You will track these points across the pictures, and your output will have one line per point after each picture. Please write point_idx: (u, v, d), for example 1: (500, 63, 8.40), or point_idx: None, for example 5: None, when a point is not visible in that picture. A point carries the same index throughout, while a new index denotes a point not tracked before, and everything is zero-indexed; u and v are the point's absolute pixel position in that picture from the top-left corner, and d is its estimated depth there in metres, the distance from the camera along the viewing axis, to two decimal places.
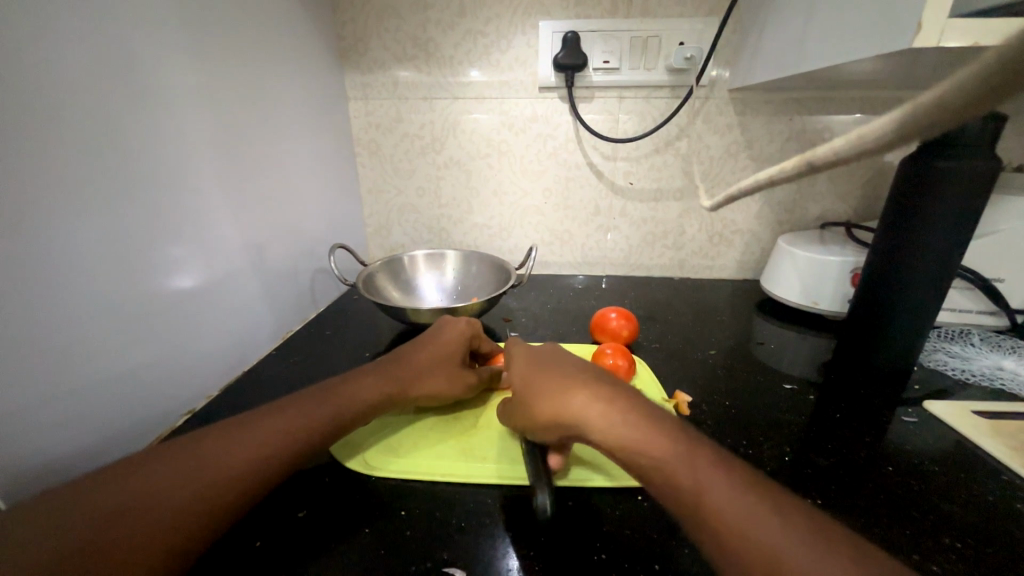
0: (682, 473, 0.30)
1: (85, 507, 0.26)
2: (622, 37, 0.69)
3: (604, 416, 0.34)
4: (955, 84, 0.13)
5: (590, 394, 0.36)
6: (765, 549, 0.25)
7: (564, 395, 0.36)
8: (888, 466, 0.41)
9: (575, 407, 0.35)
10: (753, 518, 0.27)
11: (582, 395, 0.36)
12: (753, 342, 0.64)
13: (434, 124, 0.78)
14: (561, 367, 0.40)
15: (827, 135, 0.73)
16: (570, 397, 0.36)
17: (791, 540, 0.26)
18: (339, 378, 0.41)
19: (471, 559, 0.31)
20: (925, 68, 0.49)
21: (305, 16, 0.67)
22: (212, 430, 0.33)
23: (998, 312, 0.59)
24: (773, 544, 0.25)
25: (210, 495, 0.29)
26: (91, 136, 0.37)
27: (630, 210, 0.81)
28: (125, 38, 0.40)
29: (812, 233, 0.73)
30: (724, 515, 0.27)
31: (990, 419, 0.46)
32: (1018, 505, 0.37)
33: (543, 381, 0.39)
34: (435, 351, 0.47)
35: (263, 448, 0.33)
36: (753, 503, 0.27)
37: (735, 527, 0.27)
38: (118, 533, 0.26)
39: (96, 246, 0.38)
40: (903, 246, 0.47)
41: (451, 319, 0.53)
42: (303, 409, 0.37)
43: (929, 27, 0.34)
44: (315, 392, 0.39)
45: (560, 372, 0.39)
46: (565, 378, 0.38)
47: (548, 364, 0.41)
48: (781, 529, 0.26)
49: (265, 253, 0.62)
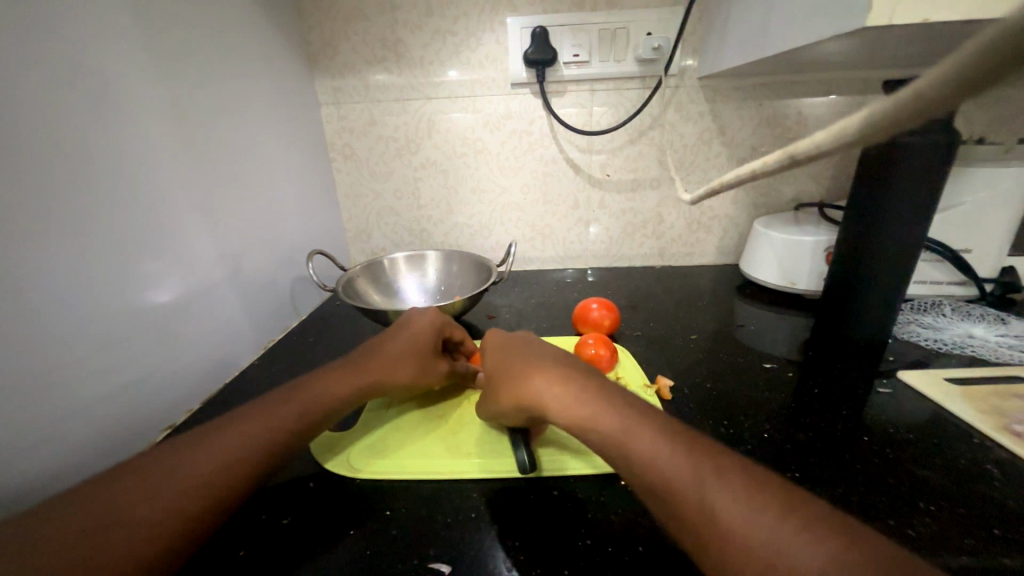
0: (633, 444, 0.31)
1: (48, 528, 0.26)
2: (591, 30, 0.69)
3: (558, 397, 0.36)
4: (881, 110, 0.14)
5: (544, 372, 0.38)
6: (703, 510, 0.27)
7: (528, 380, 0.38)
8: (865, 436, 0.42)
9: (531, 391, 0.37)
10: (694, 484, 0.28)
11: (544, 381, 0.37)
12: (733, 325, 0.64)
13: (409, 126, 0.78)
14: (524, 354, 0.41)
15: (797, 118, 0.74)
16: (527, 382, 0.38)
17: (729, 501, 0.26)
18: (309, 378, 0.41)
19: (458, 554, 0.31)
20: (887, 46, 0.50)
21: (272, 22, 0.66)
22: (185, 440, 0.33)
23: (967, 282, 0.60)
24: (744, 523, 0.25)
25: (184, 507, 0.29)
26: (58, 152, 0.37)
27: (609, 202, 0.82)
28: (86, 51, 0.39)
29: (788, 215, 0.74)
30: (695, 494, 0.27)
31: (961, 385, 0.47)
32: (988, 466, 0.38)
33: (506, 370, 0.40)
34: (406, 341, 0.46)
35: (231, 457, 0.32)
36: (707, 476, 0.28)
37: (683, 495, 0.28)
38: (77, 555, 0.25)
39: (65, 261, 0.37)
40: (869, 225, 0.48)
41: (423, 312, 0.53)
42: (270, 411, 0.36)
43: (881, 6, 0.35)
44: (284, 394, 0.38)
45: (524, 357, 0.41)
46: (528, 365, 0.39)
47: (512, 354, 0.42)
48: (721, 489, 0.27)
49: (243, 264, 0.61)
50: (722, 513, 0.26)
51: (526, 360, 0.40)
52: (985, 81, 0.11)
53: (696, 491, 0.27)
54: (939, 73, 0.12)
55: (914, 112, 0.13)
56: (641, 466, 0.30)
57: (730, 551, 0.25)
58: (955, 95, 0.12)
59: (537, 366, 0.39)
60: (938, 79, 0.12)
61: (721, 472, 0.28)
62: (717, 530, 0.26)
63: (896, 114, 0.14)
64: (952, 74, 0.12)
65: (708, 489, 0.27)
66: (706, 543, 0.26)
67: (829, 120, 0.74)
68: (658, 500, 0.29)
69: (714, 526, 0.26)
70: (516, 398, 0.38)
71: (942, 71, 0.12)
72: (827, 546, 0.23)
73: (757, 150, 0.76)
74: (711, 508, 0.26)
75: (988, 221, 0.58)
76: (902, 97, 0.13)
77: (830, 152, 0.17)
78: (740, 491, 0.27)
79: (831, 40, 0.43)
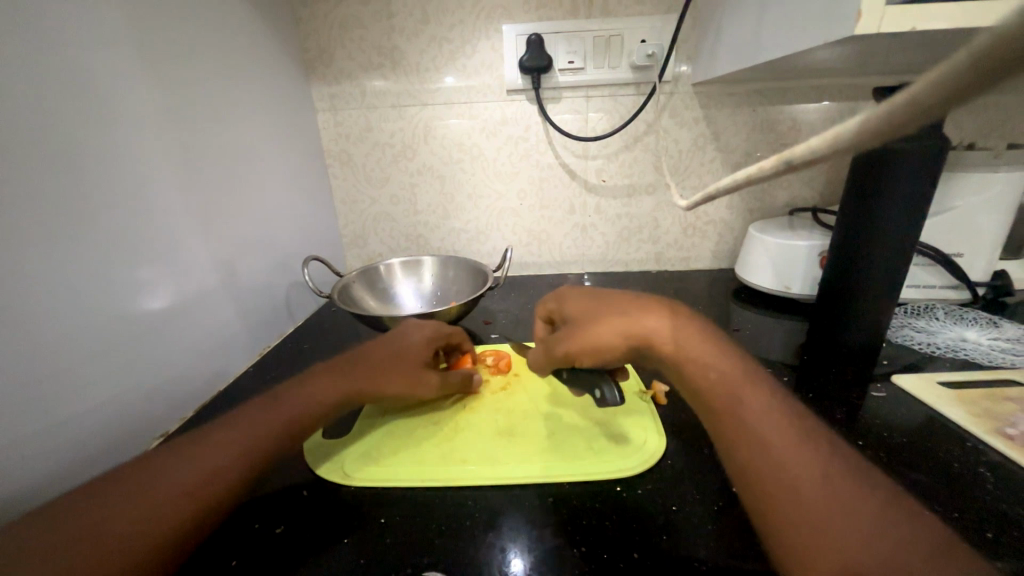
0: (746, 394, 0.34)
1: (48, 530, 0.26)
2: (585, 37, 0.70)
3: (673, 333, 0.38)
4: (874, 118, 0.13)
5: (648, 311, 0.40)
6: (798, 472, 0.29)
7: (637, 317, 0.40)
8: (859, 441, 0.42)
9: (647, 325, 0.39)
10: (796, 449, 0.31)
11: (653, 317, 0.40)
12: (729, 330, 0.65)
13: (405, 132, 0.78)
14: (614, 297, 0.45)
15: (791, 124, 0.75)
16: (644, 318, 0.40)
17: (827, 479, 0.29)
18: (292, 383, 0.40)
19: (451, 562, 0.31)
20: (878, 53, 0.51)
21: (268, 29, 0.67)
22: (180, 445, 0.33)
23: (961, 286, 0.61)
24: (824, 485, 0.29)
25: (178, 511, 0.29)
26: (53, 160, 0.37)
27: (604, 207, 0.82)
28: (84, 62, 0.40)
29: (782, 220, 0.74)
30: (780, 446, 0.31)
31: (954, 388, 0.48)
32: (981, 469, 0.38)
33: (609, 307, 0.42)
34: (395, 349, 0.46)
35: (214, 464, 0.32)
36: (806, 444, 0.31)
37: (773, 442, 0.31)
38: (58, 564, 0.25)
39: (58, 270, 0.37)
40: (861, 232, 0.49)
41: (414, 321, 0.52)
42: (253, 417, 0.36)
43: (868, 15, 0.36)
44: (276, 399, 0.38)
45: (619, 299, 0.43)
46: (632, 304, 0.42)
47: (602, 296, 0.45)
48: (814, 458, 0.30)
49: (238, 270, 0.60)
50: (812, 472, 0.29)
51: (631, 302, 0.42)
52: (972, 91, 0.10)
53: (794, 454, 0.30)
54: (932, 77, 0.11)
55: (911, 117, 0.12)
56: (744, 417, 0.33)
57: (800, 492, 0.29)
58: (948, 105, 0.11)
59: (639, 306, 0.41)
60: (925, 89, 0.11)
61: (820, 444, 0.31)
62: (801, 486, 0.29)
63: (893, 119, 0.13)
64: (940, 84, 0.11)
65: (795, 449, 0.31)
66: (781, 498, 0.29)
67: (822, 126, 0.75)
68: (748, 435, 0.32)
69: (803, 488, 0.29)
70: (626, 327, 0.39)
71: (933, 77, 0.11)
72: (905, 535, 0.26)
73: (750, 156, 0.77)
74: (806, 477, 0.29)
75: (980, 226, 0.58)
76: (892, 105, 0.12)
77: (827, 157, 0.16)
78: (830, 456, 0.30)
79: (822, 48, 0.44)
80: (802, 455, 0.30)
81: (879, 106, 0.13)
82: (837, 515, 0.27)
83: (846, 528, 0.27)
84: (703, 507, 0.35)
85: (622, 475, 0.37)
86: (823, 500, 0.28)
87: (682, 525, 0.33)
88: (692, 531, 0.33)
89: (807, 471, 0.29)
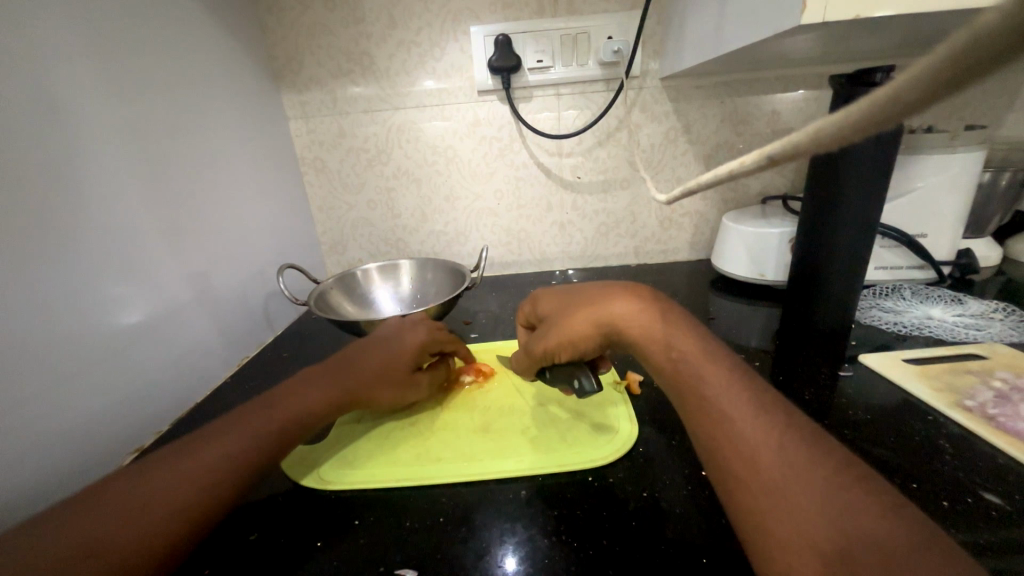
0: (706, 374, 0.35)
1: (40, 543, 0.26)
2: (553, 36, 0.71)
3: (641, 316, 0.40)
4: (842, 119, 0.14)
5: (617, 297, 0.41)
6: (762, 450, 0.29)
7: (607, 301, 0.41)
8: (827, 420, 0.43)
9: (616, 310, 0.40)
10: (758, 425, 0.31)
11: (622, 302, 0.41)
12: (705, 318, 0.65)
13: (378, 137, 0.78)
14: (588, 288, 0.45)
15: (759, 115, 0.76)
16: (613, 303, 0.41)
17: (780, 451, 0.29)
18: (290, 389, 0.41)
19: (423, 559, 0.32)
20: (835, 41, 0.52)
21: (234, 38, 0.66)
22: (161, 458, 0.33)
23: (926, 266, 0.62)
24: (778, 457, 0.29)
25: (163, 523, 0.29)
26: (19, 178, 0.37)
27: (581, 203, 0.83)
28: (47, 78, 0.40)
29: (754, 209, 0.75)
30: (738, 424, 0.31)
31: (918, 364, 0.49)
32: (942, 440, 0.39)
33: (581, 297, 0.43)
34: (387, 357, 0.45)
35: (194, 478, 0.32)
36: (763, 417, 0.31)
37: (730, 420, 0.31)
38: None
39: (26, 287, 0.37)
40: (821, 227, 0.51)
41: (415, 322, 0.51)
42: (238, 428, 0.36)
43: (813, 6, 0.37)
44: (266, 405, 0.38)
45: (591, 291, 0.44)
46: (602, 293, 0.43)
47: (576, 290, 0.46)
48: (771, 431, 0.30)
49: (213, 282, 0.60)
50: (767, 445, 0.29)
51: (600, 288, 0.43)
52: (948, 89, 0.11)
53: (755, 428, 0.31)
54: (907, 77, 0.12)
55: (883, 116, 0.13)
56: (705, 398, 0.33)
57: (756, 467, 0.29)
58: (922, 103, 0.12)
59: (609, 293, 0.42)
60: (904, 88, 0.12)
61: (778, 416, 0.31)
62: (755, 461, 0.29)
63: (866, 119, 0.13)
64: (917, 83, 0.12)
65: (752, 425, 0.31)
66: (738, 473, 0.29)
67: (789, 115, 0.76)
68: (708, 415, 0.32)
69: (766, 464, 0.29)
70: (596, 315, 0.40)
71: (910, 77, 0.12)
72: (857, 497, 0.26)
73: (720, 148, 0.78)
74: (768, 453, 0.29)
75: (940, 206, 0.60)
76: (869, 102, 0.13)
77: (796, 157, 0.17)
78: (788, 428, 0.30)
79: (778, 38, 0.44)
80: (758, 429, 0.30)
81: (855, 106, 0.13)
82: (789, 487, 0.27)
83: (795, 497, 0.27)
84: (673, 492, 0.35)
85: (594, 464, 0.38)
86: (776, 473, 0.28)
87: (653, 511, 0.34)
88: (663, 516, 0.33)
89: (767, 446, 0.29)
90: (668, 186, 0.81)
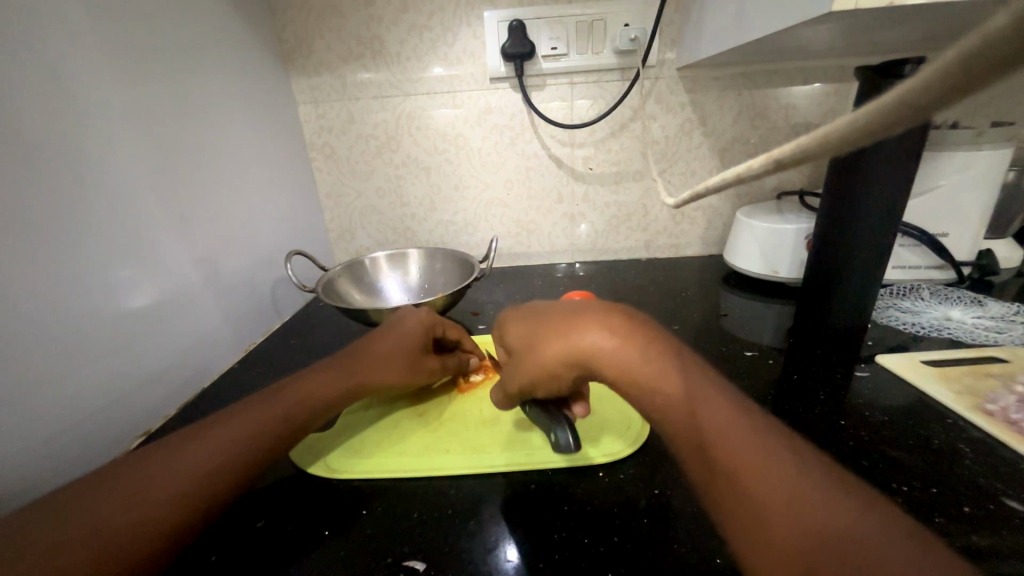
0: (703, 406, 0.28)
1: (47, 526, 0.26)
2: (568, 22, 0.69)
3: (619, 350, 0.31)
4: (848, 122, 0.14)
5: (591, 326, 0.33)
6: (778, 496, 0.25)
7: (575, 332, 0.33)
8: (842, 420, 0.42)
9: (587, 342, 0.32)
10: (768, 465, 0.26)
11: (596, 332, 0.32)
12: (717, 315, 0.64)
13: (388, 123, 0.77)
14: (558, 308, 0.37)
15: (777, 107, 0.74)
16: (581, 333, 0.33)
17: (797, 492, 0.25)
18: (297, 378, 0.40)
19: (431, 551, 0.31)
20: (862, 31, 0.50)
21: (242, 20, 0.65)
22: (164, 445, 0.32)
23: (946, 266, 0.61)
24: (796, 503, 0.24)
25: (167, 509, 0.29)
26: (24, 158, 0.36)
27: (592, 195, 0.82)
28: (52, 56, 0.39)
29: (770, 204, 0.74)
30: (747, 468, 0.26)
31: (937, 366, 0.48)
32: (961, 444, 0.38)
33: (550, 322, 0.35)
34: (393, 344, 0.45)
35: (197, 465, 0.31)
36: (771, 454, 0.26)
37: (739, 465, 0.26)
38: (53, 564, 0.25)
39: (32, 270, 0.36)
40: (841, 225, 0.49)
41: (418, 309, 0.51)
42: (240, 414, 0.35)
43: None
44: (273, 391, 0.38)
45: (562, 313, 0.36)
46: (573, 318, 0.34)
47: (547, 308, 0.37)
48: (783, 471, 0.26)
49: (220, 268, 0.60)
50: (781, 488, 0.25)
51: (572, 311, 0.35)
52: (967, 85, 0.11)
53: (769, 471, 0.26)
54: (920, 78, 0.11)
55: (898, 117, 0.13)
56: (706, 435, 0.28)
57: (776, 520, 0.24)
58: (942, 100, 0.11)
59: (582, 319, 0.34)
60: (917, 85, 0.11)
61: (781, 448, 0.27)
62: (773, 511, 0.25)
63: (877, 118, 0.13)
64: (933, 79, 0.11)
65: (763, 467, 0.26)
66: (756, 529, 0.25)
67: (808, 108, 0.74)
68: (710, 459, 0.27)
69: (788, 521, 0.24)
70: (565, 348, 0.33)
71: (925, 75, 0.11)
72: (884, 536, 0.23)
73: (736, 141, 0.77)
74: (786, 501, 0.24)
75: (963, 205, 0.58)
76: (883, 101, 0.12)
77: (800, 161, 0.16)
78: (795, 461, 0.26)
79: (805, 26, 0.43)
80: (769, 472, 0.26)
81: (865, 106, 0.13)
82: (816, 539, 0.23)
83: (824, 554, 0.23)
84: (685, 491, 0.35)
85: (604, 460, 0.38)
86: (799, 525, 0.24)
87: (665, 509, 0.33)
88: (675, 514, 0.33)
89: (783, 490, 0.25)
90: (681, 180, 0.79)
